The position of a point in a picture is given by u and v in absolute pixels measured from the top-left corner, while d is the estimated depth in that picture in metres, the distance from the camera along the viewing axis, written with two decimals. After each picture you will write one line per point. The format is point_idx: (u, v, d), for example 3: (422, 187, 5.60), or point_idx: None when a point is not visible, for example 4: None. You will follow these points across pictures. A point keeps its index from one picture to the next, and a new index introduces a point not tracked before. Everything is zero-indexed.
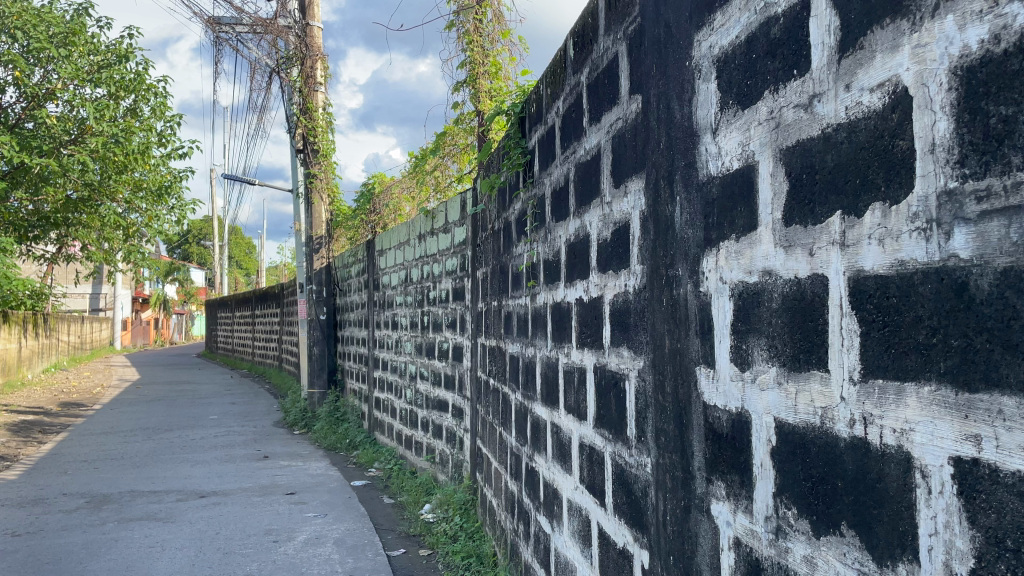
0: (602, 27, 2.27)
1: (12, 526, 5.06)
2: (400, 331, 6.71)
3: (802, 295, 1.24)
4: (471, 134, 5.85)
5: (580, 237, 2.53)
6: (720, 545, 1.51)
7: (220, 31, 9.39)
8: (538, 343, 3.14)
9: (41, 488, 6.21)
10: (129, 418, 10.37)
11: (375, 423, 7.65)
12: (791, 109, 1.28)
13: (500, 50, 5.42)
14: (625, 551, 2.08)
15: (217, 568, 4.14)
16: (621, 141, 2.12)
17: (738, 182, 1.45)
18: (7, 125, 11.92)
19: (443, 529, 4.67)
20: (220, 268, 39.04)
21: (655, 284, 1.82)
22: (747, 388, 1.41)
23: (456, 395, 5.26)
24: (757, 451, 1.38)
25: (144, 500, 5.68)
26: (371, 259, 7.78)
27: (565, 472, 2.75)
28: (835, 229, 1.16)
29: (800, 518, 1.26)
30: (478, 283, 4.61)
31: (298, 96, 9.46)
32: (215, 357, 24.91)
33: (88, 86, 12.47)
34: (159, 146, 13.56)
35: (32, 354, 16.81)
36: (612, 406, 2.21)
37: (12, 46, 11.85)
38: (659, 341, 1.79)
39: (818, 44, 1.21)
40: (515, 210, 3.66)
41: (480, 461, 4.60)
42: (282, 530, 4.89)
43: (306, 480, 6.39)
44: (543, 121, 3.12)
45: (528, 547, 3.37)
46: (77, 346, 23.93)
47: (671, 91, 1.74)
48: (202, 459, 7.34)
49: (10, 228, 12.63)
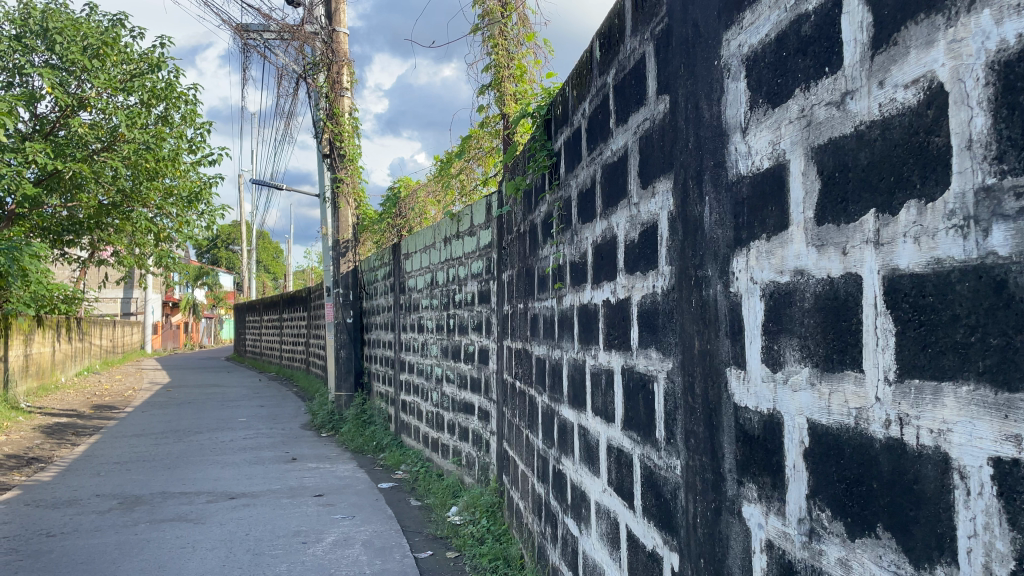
0: (629, 28, 2.27)
1: (47, 525, 5.16)
2: (427, 334, 6.73)
3: (836, 295, 1.23)
4: (496, 137, 5.83)
5: (607, 239, 2.53)
6: (752, 548, 1.49)
7: (248, 38, 9.50)
8: (564, 345, 3.14)
9: (75, 489, 6.34)
10: (160, 420, 10.54)
11: (402, 426, 7.68)
12: (823, 106, 1.27)
13: (525, 53, 5.44)
14: (654, 553, 2.08)
15: (247, 568, 4.19)
16: (648, 142, 2.11)
17: (769, 181, 1.44)
18: (42, 133, 12.15)
19: (469, 531, 4.67)
20: (247, 273, 39.51)
21: (684, 285, 1.81)
22: (779, 389, 1.40)
23: (482, 398, 5.27)
24: (790, 452, 1.36)
25: (176, 501, 5.77)
26: (397, 262, 7.82)
27: (593, 474, 2.74)
28: (869, 228, 1.15)
29: (834, 520, 1.24)
30: (504, 286, 4.62)
31: (324, 102, 9.54)
32: (243, 360, 25.16)
33: (121, 95, 12.70)
34: (189, 153, 13.81)
35: (65, 357, 17.12)
36: (640, 408, 2.20)
37: (49, 57, 12.14)
38: (688, 342, 1.79)
39: (851, 41, 1.19)
40: (541, 212, 3.66)
41: (507, 464, 4.61)
42: (311, 531, 4.94)
43: (334, 482, 6.44)
44: (568, 123, 3.12)
45: (556, 549, 3.36)
46: (109, 350, 24.34)
47: (700, 91, 1.72)
48: (232, 461, 7.43)
49: (45, 233, 12.85)
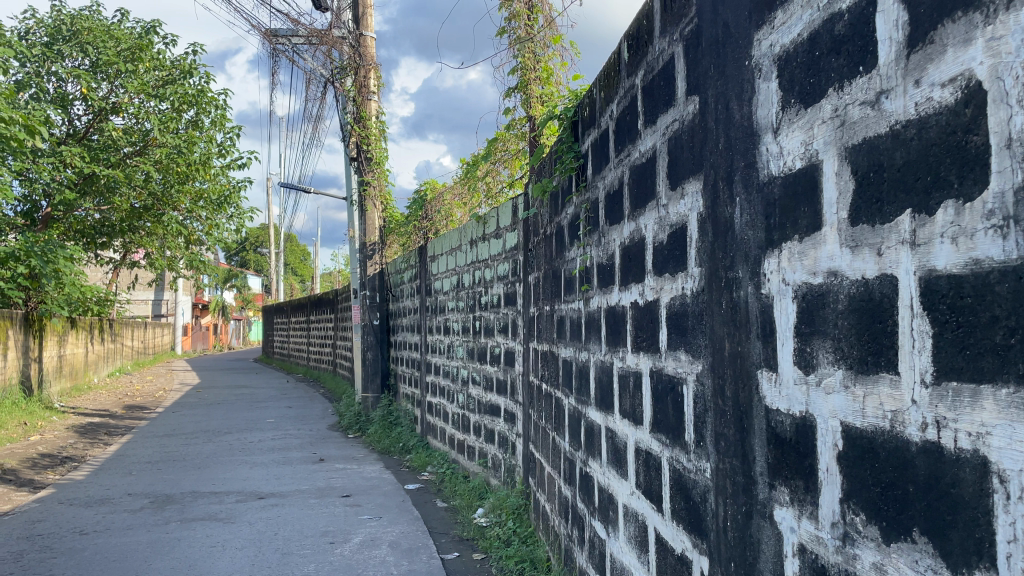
0: (658, 29, 2.26)
1: (81, 524, 5.25)
2: (453, 336, 6.75)
3: (870, 296, 1.21)
4: (522, 140, 5.84)
5: (635, 240, 2.52)
6: (784, 552, 1.48)
7: (277, 43, 9.62)
8: (591, 348, 3.13)
9: (108, 488, 6.44)
10: (190, 421, 10.68)
11: (428, 428, 7.70)
12: (857, 106, 1.26)
13: (551, 56, 5.44)
14: (684, 556, 2.06)
15: (275, 569, 4.22)
16: (678, 142, 2.10)
17: (802, 182, 1.42)
18: (76, 137, 12.39)
19: (496, 534, 4.67)
20: (276, 275, 39.92)
21: (714, 287, 1.80)
22: (812, 391, 1.38)
23: (508, 400, 5.27)
24: (824, 456, 1.35)
25: (206, 500, 5.84)
26: (424, 265, 7.86)
27: (621, 477, 2.73)
28: (905, 229, 1.13)
29: (868, 524, 1.23)
30: (530, 288, 4.61)
31: (352, 106, 9.61)
32: (272, 362, 25.41)
33: (153, 100, 12.91)
34: (219, 157, 14.01)
35: (98, 358, 17.41)
36: (669, 410, 2.18)
37: (83, 62, 12.40)
38: (718, 344, 1.77)
39: (886, 39, 1.18)
40: (568, 214, 3.66)
41: (533, 466, 4.60)
42: (338, 531, 4.98)
43: (361, 483, 6.48)
44: (596, 125, 3.12)
45: (583, 553, 3.35)
46: (140, 351, 24.71)
47: (730, 91, 1.71)
48: (261, 461, 7.51)
49: (78, 235, 13.06)
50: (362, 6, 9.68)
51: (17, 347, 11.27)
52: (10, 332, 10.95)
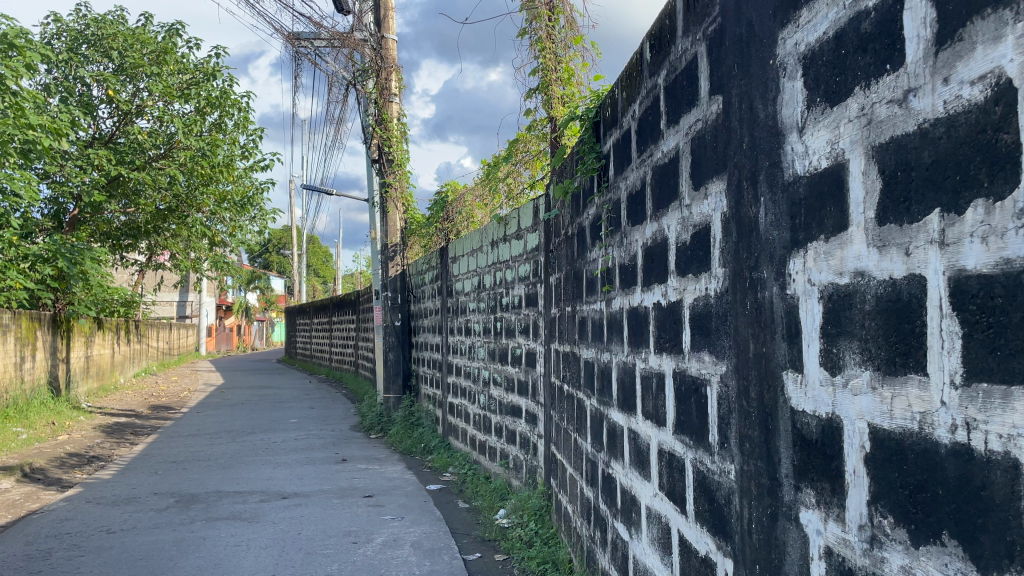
0: (680, 29, 2.25)
1: (108, 523, 5.32)
2: (474, 337, 6.76)
3: (898, 296, 1.20)
4: (543, 140, 5.83)
5: (658, 241, 2.51)
6: (810, 554, 1.47)
7: (299, 46, 9.72)
8: (613, 349, 3.12)
9: (134, 487, 6.51)
10: (214, 421, 10.79)
11: (450, 428, 7.72)
12: (884, 104, 1.24)
13: (573, 56, 5.43)
14: (708, 559, 2.05)
15: (299, 568, 4.24)
16: (701, 143, 2.09)
17: (827, 182, 1.41)
18: (103, 140, 12.59)
19: (518, 535, 4.66)
20: (299, 277, 40.25)
21: (738, 287, 1.79)
22: (838, 393, 1.37)
23: (530, 401, 5.27)
24: (851, 458, 1.33)
25: (231, 500, 5.89)
26: (445, 266, 7.89)
27: (643, 478, 2.72)
28: (933, 228, 1.12)
29: (896, 526, 1.22)
30: (552, 289, 4.61)
31: (373, 108, 9.66)
32: (295, 362, 25.60)
33: (178, 102, 13.07)
34: (242, 159, 14.16)
35: (124, 359, 17.62)
36: (692, 412, 2.18)
37: (109, 66, 12.60)
38: (743, 345, 1.76)
39: (913, 37, 1.17)
40: (589, 215, 3.66)
41: (555, 467, 4.60)
42: (361, 531, 5.00)
43: (383, 483, 6.51)
44: (617, 126, 3.12)
45: (605, 554, 3.34)
46: (165, 352, 24.99)
47: (754, 91, 1.70)
48: (284, 461, 7.57)
49: (104, 238, 13.24)
50: (383, 8, 9.74)
51: (46, 348, 11.46)
52: (39, 333, 11.13)
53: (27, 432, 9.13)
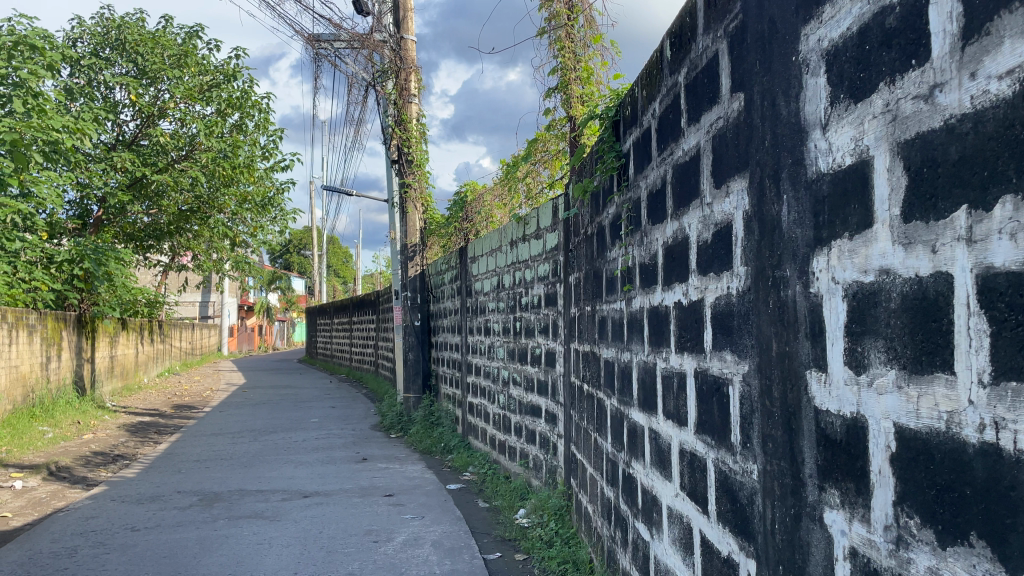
0: (701, 26, 2.24)
1: (133, 520, 5.38)
2: (493, 336, 6.77)
3: (923, 294, 1.19)
4: (563, 140, 5.80)
5: (678, 240, 2.50)
6: (835, 555, 1.45)
7: (319, 47, 9.79)
8: (634, 348, 3.12)
9: (158, 486, 6.58)
10: (236, 420, 10.88)
11: (470, 428, 7.74)
12: (909, 100, 1.23)
13: (592, 55, 5.42)
14: (730, 559, 2.04)
15: (320, 567, 4.27)
16: (722, 140, 2.08)
17: (852, 179, 1.39)
18: (125, 142, 12.73)
19: (538, 534, 4.66)
20: (320, 277, 40.50)
21: (761, 286, 1.77)
22: (863, 392, 1.36)
23: (550, 401, 5.26)
24: (875, 457, 1.32)
25: (253, 499, 5.94)
26: (464, 266, 7.90)
27: (664, 479, 2.71)
28: (960, 225, 1.11)
29: (923, 527, 1.20)
30: (571, 288, 4.60)
31: (393, 109, 9.70)
32: (316, 362, 25.75)
33: (199, 104, 13.20)
34: (263, 160, 14.29)
35: (148, 359, 17.81)
36: (714, 411, 2.16)
37: (131, 70, 12.76)
38: (766, 345, 1.75)
39: (939, 31, 1.16)
40: (609, 214, 3.64)
41: (575, 467, 4.59)
42: (382, 530, 5.01)
43: (403, 482, 6.53)
44: (637, 124, 3.11)
45: (626, 554, 3.33)
46: (188, 351, 25.24)
47: (777, 88, 1.69)
48: (305, 460, 7.62)
49: (128, 239, 13.37)
50: (403, 9, 9.76)
51: (72, 348, 11.61)
52: (64, 333, 11.28)
53: (53, 430, 9.25)
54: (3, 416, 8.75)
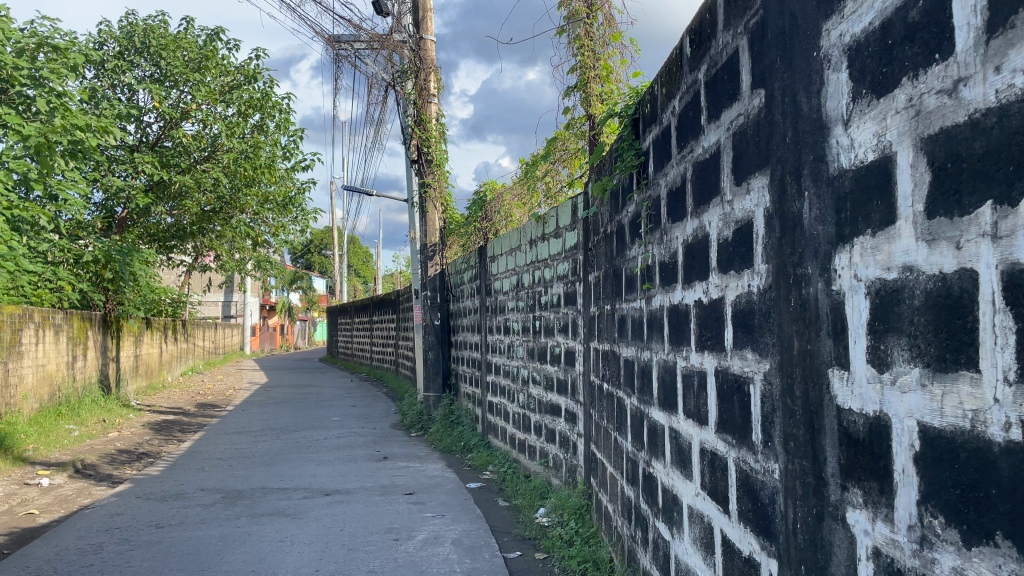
0: (721, 22, 2.23)
1: (157, 518, 5.44)
2: (513, 335, 6.77)
3: (948, 291, 1.17)
4: (582, 138, 5.78)
5: (698, 238, 2.49)
6: (858, 555, 1.44)
7: (340, 48, 9.85)
8: (654, 347, 3.10)
9: (182, 483, 6.65)
10: (259, 419, 10.97)
11: (489, 427, 7.75)
12: (933, 95, 1.21)
13: (611, 53, 5.39)
14: (752, 559, 2.03)
15: (341, 564, 4.29)
16: (742, 137, 2.07)
17: (874, 175, 1.38)
18: (149, 144, 12.88)
19: (558, 534, 4.66)
20: (341, 276, 40.75)
21: (782, 284, 1.76)
22: (886, 390, 1.34)
23: (569, 400, 5.26)
24: (899, 457, 1.31)
25: (275, 497, 5.99)
26: (484, 265, 7.91)
27: (685, 478, 2.70)
28: (985, 221, 1.09)
29: (947, 527, 1.19)
30: (590, 287, 4.59)
31: (412, 109, 9.72)
32: (337, 361, 25.87)
33: (220, 105, 13.33)
34: (283, 160, 14.39)
35: (172, 359, 18.01)
36: (735, 410, 2.15)
37: (154, 72, 12.91)
38: (787, 343, 1.74)
39: (963, 25, 1.14)
40: (628, 212, 3.63)
41: (595, 466, 4.58)
42: (402, 529, 5.03)
43: (424, 481, 6.56)
44: (657, 122, 3.10)
45: (647, 553, 3.32)
46: (211, 350, 25.49)
47: (798, 84, 1.68)
48: (326, 459, 7.67)
49: (152, 239, 13.51)
50: (422, 9, 9.78)
51: (97, 347, 11.77)
52: (90, 332, 11.43)
53: (79, 429, 9.37)
54: (30, 415, 8.88)
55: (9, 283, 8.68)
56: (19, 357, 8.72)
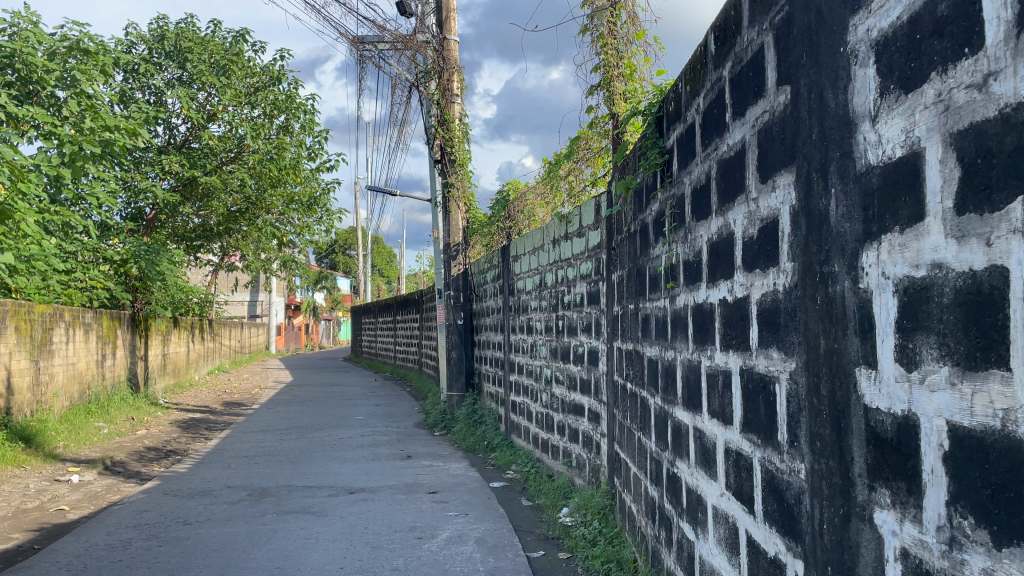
0: (746, 19, 2.21)
1: (185, 514, 5.51)
2: (536, 335, 6.76)
3: (978, 288, 1.16)
4: (605, 137, 5.75)
5: (723, 236, 2.47)
6: (886, 556, 1.42)
7: (364, 49, 9.91)
8: (678, 346, 3.09)
9: (208, 480, 6.73)
10: (284, 417, 11.07)
11: (512, 426, 7.76)
12: (962, 89, 1.20)
13: (635, 51, 5.36)
14: (777, 560, 2.01)
15: (365, 562, 4.32)
16: (767, 134, 2.05)
17: (902, 172, 1.36)
18: (176, 146, 13.03)
19: (582, 533, 4.66)
20: (365, 276, 40.99)
21: (809, 282, 1.74)
22: (914, 389, 1.33)
23: (593, 400, 5.24)
24: (928, 456, 1.29)
25: (300, 494, 6.04)
26: (507, 265, 7.91)
27: (709, 478, 2.69)
28: (1016, 218, 1.08)
29: (977, 528, 1.17)
30: (614, 287, 4.57)
31: (436, 109, 9.75)
32: (361, 361, 26.03)
33: (246, 107, 13.47)
34: (308, 160, 14.50)
35: (199, 357, 18.22)
36: (760, 409, 2.13)
37: (181, 75, 13.06)
38: (814, 342, 1.72)
39: (993, 18, 1.12)
40: (652, 211, 3.61)
41: (618, 466, 4.57)
42: (426, 527, 5.05)
43: (447, 479, 6.58)
44: (681, 120, 3.08)
45: (670, 554, 3.30)
46: (237, 349, 25.77)
47: (824, 80, 1.66)
48: (350, 457, 7.72)
49: (180, 239, 13.69)
50: (446, 9, 9.81)
51: (126, 346, 11.94)
52: (119, 332, 11.61)
53: (108, 426, 9.52)
54: (61, 412, 9.03)
55: (40, 283, 8.90)
56: (50, 355, 8.88)
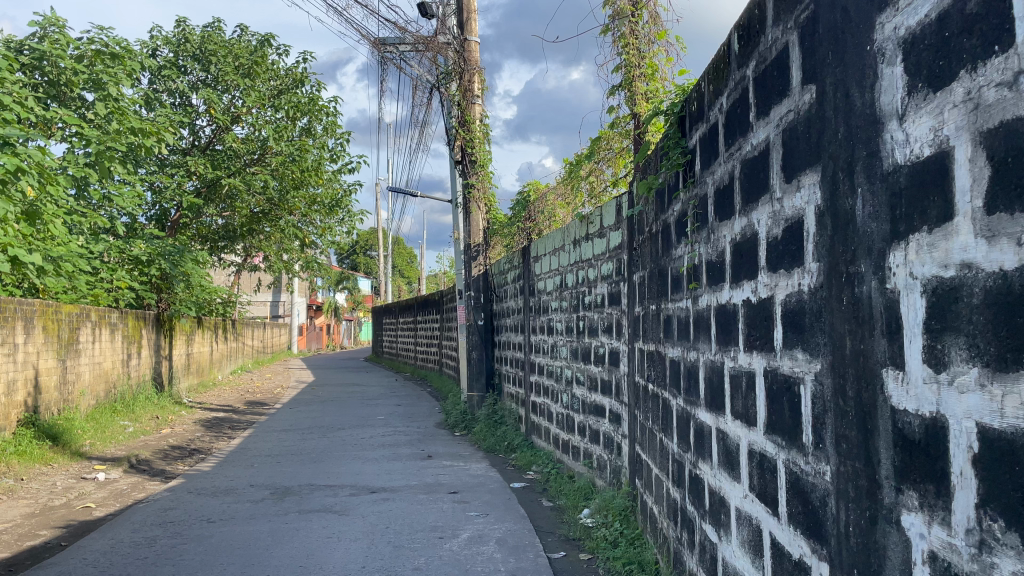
0: (770, 18, 2.20)
1: (209, 512, 5.56)
2: (557, 335, 6.76)
3: (1009, 288, 1.14)
4: (626, 137, 5.74)
5: (747, 236, 2.46)
6: (913, 559, 1.41)
7: (385, 51, 9.96)
8: (700, 347, 3.08)
9: (232, 479, 6.79)
10: (306, 417, 11.14)
11: (533, 427, 7.75)
12: (993, 87, 1.18)
13: (657, 51, 5.34)
14: (802, 562, 1.99)
15: (386, 561, 4.35)
16: (792, 134, 2.04)
17: (931, 171, 1.35)
18: (201, 147, 13.17)
19: (602, 534, 4.64)
20: (386, 277, 41.16)
21: (835, 282, 1.73)
22: (943, 390, 1.31)
23: (614, 400, 5.23)
24: (957, 458, 1.28)
25: (322, 494, 6.08)
26: (527, 265, 7.91)
27: (732, 480, 2.67)
28: None
29: (1008, 531, 1.16)
30: (635, 287, 4.56)
31: (457, 110, 9.77)
32: (382, 360, 26.14)
33: (269, 110, 13.60)
34: (330, 162, 14.60)
35: (222, 357, 18.38)
36: (785, 410, 2.12)
37: (206, 77, 13.21)
38: (839, 342, 1.71)
39: None
40: (674, 211, 3.60)
41: (640, 467, 4.55)
42: (447, 527, 5.07)
43: (468, 479, 6.60)
44: (704, 119, 3.07)
45: (693, 555, 3.29)
46: (260, 349, 25.97)
47: (850, 78, 1.65)
48: (372, 457, 7.75)
49: (204, 240, 13.85)
50: (467, 10, 9.83)
51: (151, 345, 12.08)
52: (145, 331, 11.76)
53: (133, 425, 9.63)
54: (88, 411, 9.15)
55: (68, 283, 9.03)
56: (77, 355, 9.01)
